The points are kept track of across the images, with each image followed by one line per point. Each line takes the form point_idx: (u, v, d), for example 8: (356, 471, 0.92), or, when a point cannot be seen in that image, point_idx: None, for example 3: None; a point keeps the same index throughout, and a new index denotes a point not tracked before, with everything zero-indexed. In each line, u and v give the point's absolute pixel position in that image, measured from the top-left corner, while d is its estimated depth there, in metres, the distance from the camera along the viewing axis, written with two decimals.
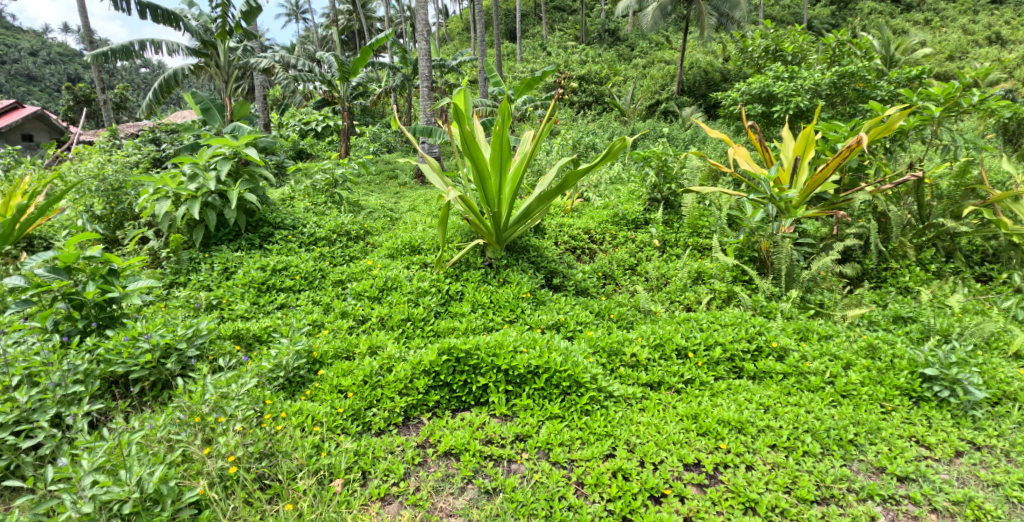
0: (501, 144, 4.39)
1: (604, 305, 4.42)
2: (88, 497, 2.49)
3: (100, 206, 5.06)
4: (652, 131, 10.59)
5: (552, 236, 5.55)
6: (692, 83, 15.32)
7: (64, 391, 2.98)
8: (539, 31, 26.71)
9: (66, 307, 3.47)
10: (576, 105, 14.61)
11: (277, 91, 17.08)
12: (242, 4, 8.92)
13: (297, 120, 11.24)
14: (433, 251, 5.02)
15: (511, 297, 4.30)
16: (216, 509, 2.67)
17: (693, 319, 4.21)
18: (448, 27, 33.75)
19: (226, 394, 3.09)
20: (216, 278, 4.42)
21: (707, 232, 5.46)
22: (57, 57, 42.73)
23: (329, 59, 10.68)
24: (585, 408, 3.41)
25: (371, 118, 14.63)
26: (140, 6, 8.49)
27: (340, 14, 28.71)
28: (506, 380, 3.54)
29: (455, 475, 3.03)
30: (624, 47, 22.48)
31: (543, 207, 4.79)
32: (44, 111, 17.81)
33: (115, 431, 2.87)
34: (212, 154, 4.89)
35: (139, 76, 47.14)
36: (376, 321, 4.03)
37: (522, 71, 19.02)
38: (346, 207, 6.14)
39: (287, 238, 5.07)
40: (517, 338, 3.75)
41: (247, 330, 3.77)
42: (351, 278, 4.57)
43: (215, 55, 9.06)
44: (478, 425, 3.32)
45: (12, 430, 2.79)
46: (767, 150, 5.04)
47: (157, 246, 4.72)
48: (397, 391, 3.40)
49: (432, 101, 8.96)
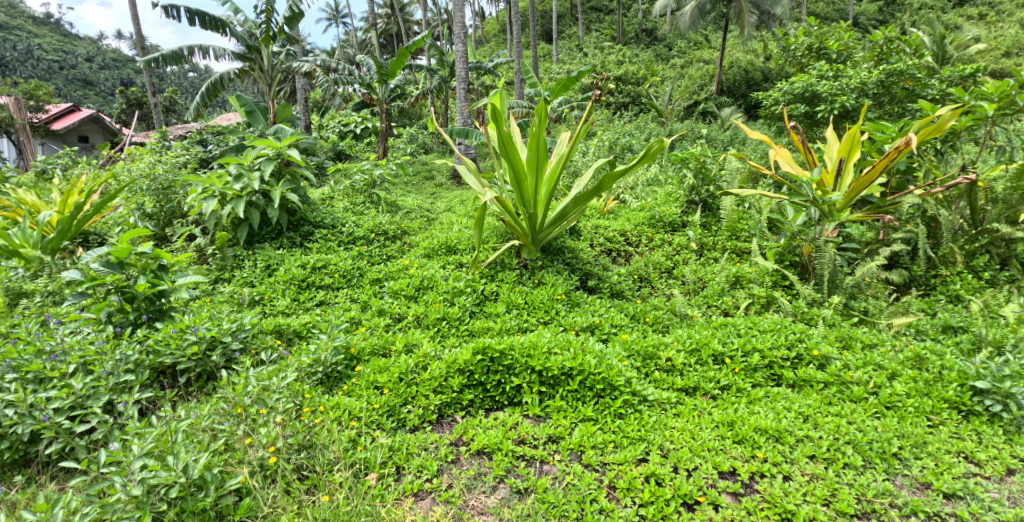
0: (539, 145, 4.40)
1: (639, 308, 4.37)
2: (138, 480, 2.55)
3: (151, 205, 5.31)
4: (691, 132, 10.45)
5: (587, 238, 5.49)
6: (732, 82, 15.02)
7: (116, 379, 3.12)
8: (575, 32, 26.74)
9: (119, 300, 3.62)
10: (613, 106, 14.59)
11: (315, 93, 17.46)
12: (285, 9, 9.18)
13: (336, 122, 11.54)
14: (469, 251, 5.04)
15: (546, 299, 4.30)
16: (256, 497, 2.72)
17: (730, 324, 4.13)
18: (484, 31, 34.10)
19: (268, 386, 3.17)
20: (259, 274, 4.54)
21: (746, 235, 5.37)
22: (112, 62, 45.02)
23: (368, 63, 10.90)
24: (619, 412, 3.39)
25: (408, 120, 14.84)
26: (190, 14, 8.84)
27: (378, 16, 29.29)
28: (541, 381, 3.55)
29: (488, 473, 3.05)
30: (661, 47, 22.28)
31: (579, 209, 4.77)
32: (100, 114, 19.03)
33: (163, 419, 2.94)
34: (257, 155, 5.06)
35: (187, 81, 49.22)
36: (412, 319, 4.08)
37: (559, 72, 19.10)
38: (384, 207, 6.22)
39: (327, 237, 5.17)
40: (552, 339, 3.76)
41: (288, 326, 3.87)
42: (388, 277, 4.64)
43: (259, 59, 9.41)
44: (511, 425, 3.34)
45: (68, 415, 2.96)
46: (810, 151, 4.90)
47: (204, 243, 4.92)
48: (431, 389, 3.45)
49: (468, 103, 9.05)
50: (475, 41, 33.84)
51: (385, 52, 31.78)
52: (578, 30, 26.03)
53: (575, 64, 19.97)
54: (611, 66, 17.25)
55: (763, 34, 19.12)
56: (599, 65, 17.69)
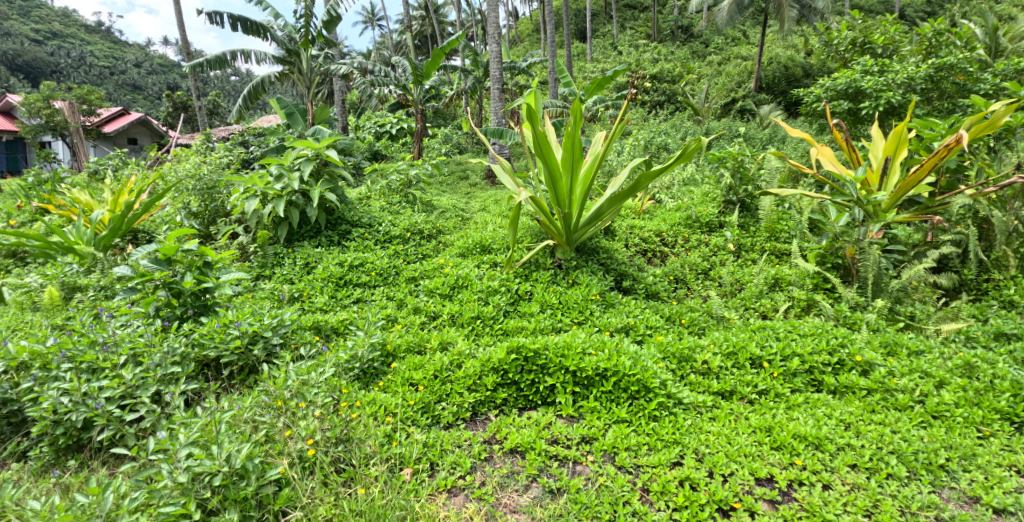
0: (575, 145, 4.39)
1: (675, 309, 4.32)
2: (183, 467, 2.63)
3: (196, 204, 5.48)
4: (728, 131, 10.25)
5: (622, 238, 5.45)
6: (772, 79, 14.69)
7: (164, 371, 3.24)
8: (609, 31, 26.58)
9: (166, 295, 3.76)
10: (648, 105, 14.43)
11: (352, 95, 17.80)
12: (323, 13, 9.38)
13: (372, 124, 11.74)
14: (504, 251, 5.05)
15: (581, 299, 4.29)
16: (296, 488, 2.78)
17: (768, 327, 4.04)
18: (518, 30, 34.22)
19: (307, 381, 3.24)
20: (298, 272, 4.64)
21: (786, 236, 5.25)
22: (158, 68, 46.75)
23: (404, 64, 11.04)
24: (653, 414, 3.36)
25: (443, 120, 14.97)
26: (232, 19, 9.12)
27: (413, 18, 29.68)
28: (574, 382, 3.54)
29: (521, 472, 3.06)
30: (697, 44, 21.96)
31: (615, 209, 4.74)
32: (148, 117, 19.83)
33: (207, 410, 3.03)
34: (297, 156, 5.20)
35: (230, 84, 50.75)
36: (447, 318, 4.12)
37: (593, 71, 19.01)
38: (419, 207, 6.30)
39: (364, 236, 5.26)
40: (586, 339, 3.74)
41: (326, 322, 3.95)
42: (424, 276, 4.70)
43: (298, 62, 9.64)
44: (545, 424, 3.34)
45: (118, 403, 3.08)
46: (854, 148, 4.79)
47: (246, 241, 5.06)
48: (466, 387, 3.47)
49: (502, 103, 9.08)
50: (509, 41, 33.93)
51: (420, 53, 32.17)
52: (612, 29, 25.88)
53: (609, 63, 19.83)
54: (646, 65, 17.07)
55: (804, 29, 18.65)
56: (634, 63, 17.54)
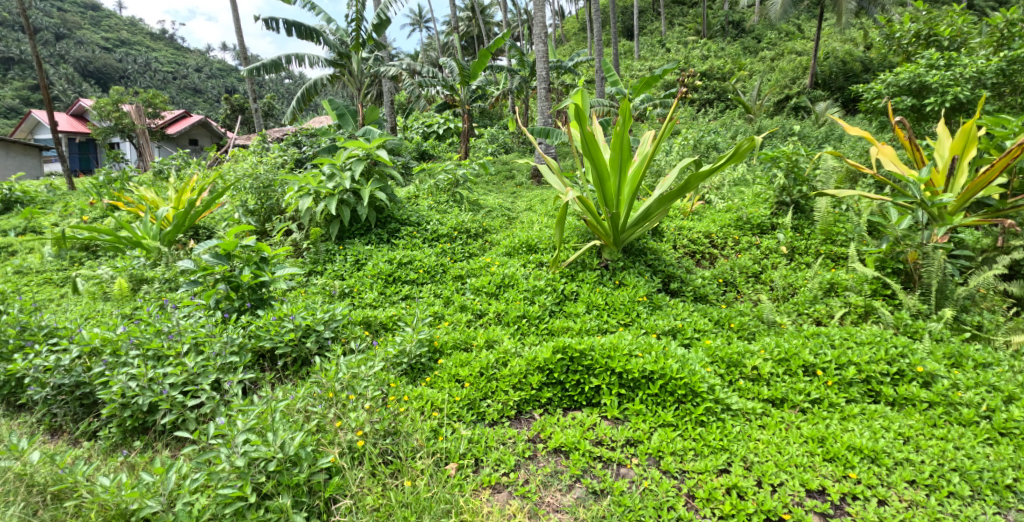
0: (623, 145, 4.37)
1: (724, 313, 4.22)
2: (240, 453, 2.74)
3: (253, 202, 5.70)
4: (782, 129, 9.96)
5: (670, 239, 5.37)
6: (828, 75, 14.17)
7: (223, 360, 3.39)
8: (657, 28, 26.22)
9: (226, 288, 3.94)
10: (697, 103, 14.17)
11: (400, 96, 18.14)
12: (373, 17, 9.60)
13: (420, 124, 11.94)
14: (550, 251, 5.06)
15: (627, 300, 4.25)
16: (345, 477, 2.86)
17: (823, 334, 3.90)
18: (564, 30, 34.14)
19: (357, 374, 3.33)
20: (349, 268, 4.77)
21: (843, 239, 5.07)
22: (218, 72, 48.80)
23: (451, 65, 11.19)
24: (700, 419, 3.30)
25: (489, 121, 15.08)
26: (287, 25, 9.44)
27: (460, 20, 30.02)
28: (620, 383, 3.51)
29: (564, 472, 3.06)
30: (749, 40, 21.40)
31: (663, 209, 4.69)
32: (207, 119, 20.74)
33: (263, 399, 3.15)
34: (349, 155, 5.36)
35: (284, 87, 52.50)
36: (493, 316, 4.15)
37: (640, 70, 18.79)
38: (466, 206, 6.37)
39: (412, 234, 5.36)
40: (633, 341, 3.70)
41: (375, 317, 4.05)
42: (470, 274, 4.75)
43: (349, 65, 9.90)
44: (589, 425, 3.32)
45: (181, 389, 3.23)
46: (918, 148, 4.54)
47: (300, 238, 5.24)
48: (511, 385, 3.50)
49: (549, 103, 9.08)
50: (555, 40, 33.87)
51: (467, 53, 32.49)
52: (660, 26, 25.50)
53: (657, 61, 19.56)
54: (695, 62, 16.72)
55: (864, 22, 17.93)
56: (683, 61, 17.24)
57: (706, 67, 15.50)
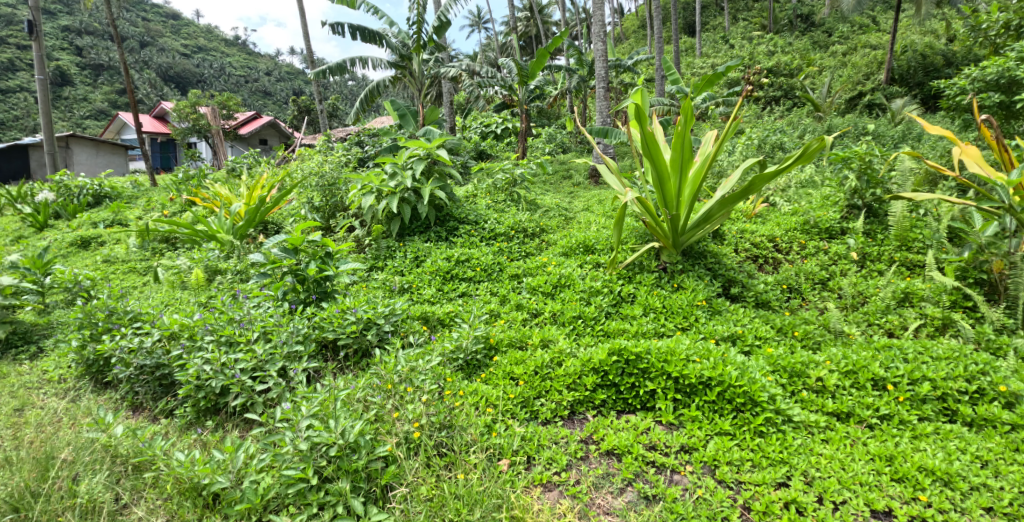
0: (684, 145, 4.33)
1: (787, 320, 4.08)
2: (304, 437, 2.87)
3: (319, 199, 5.93)
4: (854, 128, 9.50)
5: (731, 243, 5.23)
6: (906, 70, 13.40)
7: (289, 349, 3.55)
8: (721, 24, 25.53)
9: (292, 281, 4.12)
10: (762, 102, 13.71)
11: (459, 97, 18.41)
12: (433, 19, 9.79)
13: (479, 124, 12.09)
14: (607, 252, 5.03)
15: (686, 304, 4.17)
16: (402, 467, 2.93)
17: (895, 346, 3.70)
18: (623, 28, 33.76)
19: (415, 367, 3.42)
20: (408, 264, 4.89)
21: (920, 246, 4.80)
22: (286, 75, 50.94)
23: (510, 65, 11.27)
24: (759, 429, 3.20)
25: (546, 120, 15.10)
26: (352, 29, 9.76)
27: (518, 20, 30.19)
28: (676, 388, 3.45)
29: (616, 474, 3.03)
30: (819, 33, 20.53)
31: (726, 211, 4.58)
32: (276, 120, 21.69)
33: (326, 387, 3.28)
34: (410, 155, 5.50)
35: (347, 89, 54.24)
36: (548, 316, 4.16)
37: (702, 67, 18.35)
38: (523, 205, 6.41)
39: (470, 233, 5.45)
40: (690, 346, 3.63)
41: (434, 313, 4.14)
42: (527, 273, 4.78)
43: (411, 67, 10.14)
44: (643, 429, 3.28)
45: (251, 375, 3.41)
46: (1007, 148, 4.23)
47: (362, 234, 5.41)
48: (565, 385, 3.50)
49: (607, 102, 9.01)
50: (614, 38, 33.54)
51: (525, 53, 32.63)
52: (724, 22, 24.82)
53: (720, 58, 19.05)
54: (760, 58, 16.18)
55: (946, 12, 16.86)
56: (747, 57, 16.72)
57: (773, 64, 14.97)
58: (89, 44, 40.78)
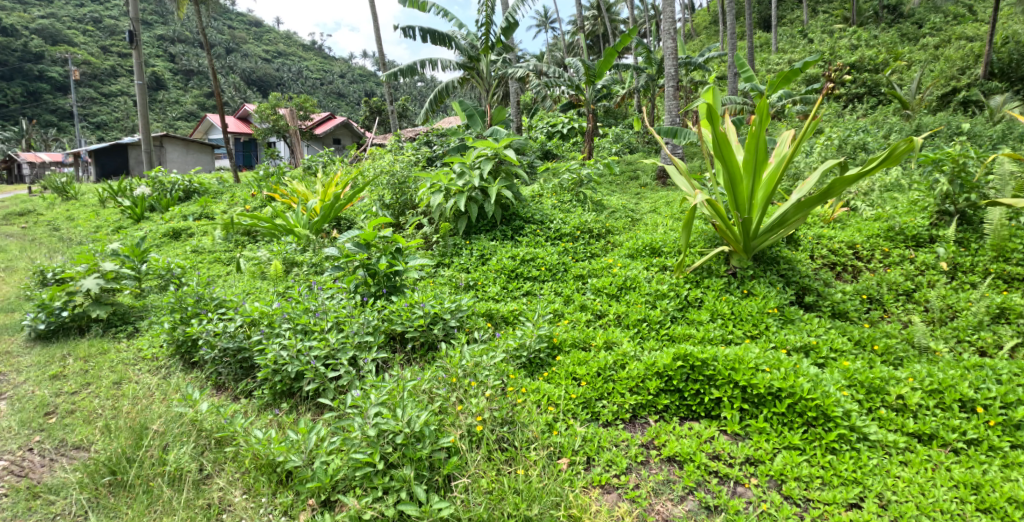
0: (758, 146, 4.23)
1: (866, 333, 3.88)
2: (372, 424, 2.98)
3: (390, 197, 6.14)
4: (946, 127, 8.87)
5: (807, 249, 5.02)
6: (1008, 63, 12.36)
7: (360, 339, 3.70)
8: (799, 18, 24.45)
9: (364, 275, 4.29)
10: (843, 100, 13.03)
11: (525, 97, 18.52)
12: (501, 20, 9.91)
13: (545, 125, 12.12)
14: (674, 255, 4.94)
15: (756, 311, 4.04)
16: (464, 458, 3.00)
17: (987, 366, 3.44)
18: (694, 25, 32.94)
19: (480, 363, 3.49)
20: (474, 262, 4.99)
21: (1020, 257, 4.44)
22: (359, 77, 52.84)
23: (577, 65, 11.23)
24: (831, 446, 3.06)
25: (613, 120, 14.95)
26: (423, 32, 10.02)
27: (586, 19, 30.04)
28: (743, 398, 3.36)
29: (676, 482, 2.98)
30: (908, 25, 19.28)
31: (801, 216, 4.42)
32: (349, 120, 22.55)
33: (394, 378, 3.39)
34: (478, 155, 5.59)
35: (416, 89, 55.65)
36: (612, 317, 4.14)
37: (778, 64, 17.64)
38: (589, 206, 6.39)
39: (536, 232, 5.49)
40: (760, 355, 3.51)
41: (498, 310, 4.20)
42: (591, 274, 4.77)
43: (479, 68, 10.30)
44: (707, 438, 3.21)
45: (324, 362, 3.57)
46: None
47: (430, 231, 5.56)
48: (628, 389, 3.47)
49: (677, 102, 8.82)
50: (684, 35, 32.73)
51: (592, 52, 32.42)
52: (802, 16, 23.75)
53: (798, 54, 18.24)
54: (842, 53, 15.34)
55: None
56: (828, 52, 15.92)
57: (856, 58, 14.16)
58: (182, 51, 43.82)
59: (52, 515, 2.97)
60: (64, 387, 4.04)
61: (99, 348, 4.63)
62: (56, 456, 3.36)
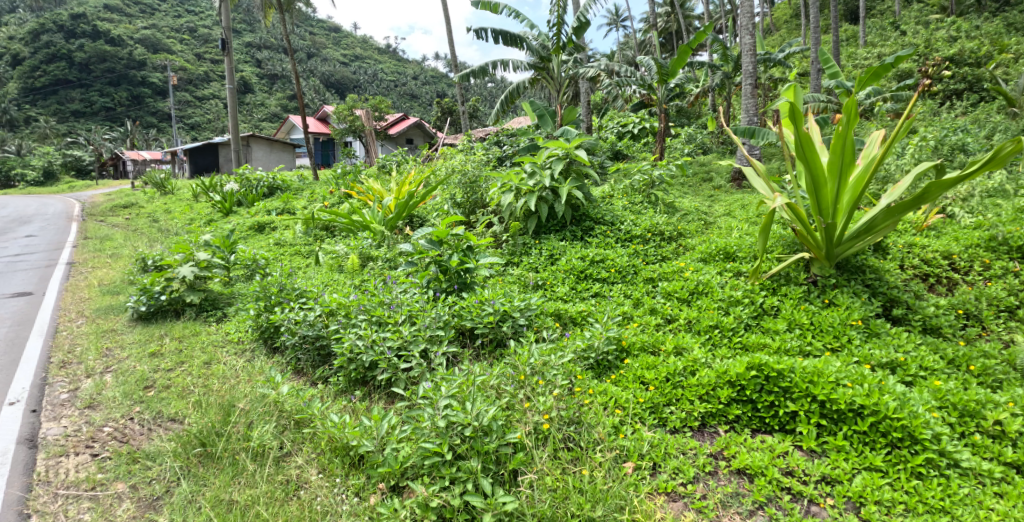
0: (845, 146, 4.04)
1: (961, 352, 3.61)
2: (442, 415, 3.05)
3: (461, 195, 6.27)
4: None
5: (896, 258, 4.73)
6: None
7: (432, 332, 3.81)
8: (890, 10, 22.99)
9: (436, 271, 4.42)
10: (940, 96, 12.14)
11: (595, 97, 18.39)
12: (573, 20, 9.89)
13: (616, 125, 11.99)
14: (750, 260, 4.78)
15: (838, 322, 3.85)
16: (530, 454, 3.03)
17: None
18: (775, 20, 31.61)
19: (548, 361, 3.52)
20: (543, 261, 5.02)
21: None
22: (431, 77, 54.12)
23: (650, 64, 11.04)
24: (918, 470, 2.87)
25: (686, 120, 14.59)
26: (495, 33, 10.16)
27: (659, 16, 29.45)
28: (821, 413, 3.21)
29: (746, 496, 2.89)
30: (1017, 13, 17.72)
31: (892, 222, 4.17)
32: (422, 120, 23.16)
33: (463, 372, 3.47)
34: (549, 155, 5.61)
35: (486, 90, 56.39)
36: (683, 323, 4.06)
37: (866, 59, 16.65)
38: (661, 207, 6.28)
39: (606, 233, 5.46)
40: (841, 370, 3.35)
41: (566, 311, 4.22)
42: (662, 277, 4.70)
43: (550, 68, 10.32)
44: (780, 452, 3.09)
45: (396, 353, 3.69)
46: None
47: (500, 230, 5.64)
48: (698, 396, 3.40)
49: (755, 102, 8.51)
50: (764, 31, 31.40)
51: (665, 50, 31.74)
52: (894, 7, 22.30)
53: (889, 47, 17.15)
54: (940, 46, 14.27)
55: None
56: (923, 46, 14.87)
57: (955, 51, 13.12)
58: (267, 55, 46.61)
59: (149, 479, 3.20)
60: (161, 364, 4.38)
61: (191, 330, 4.99)
62: (154, 426, 3.64)
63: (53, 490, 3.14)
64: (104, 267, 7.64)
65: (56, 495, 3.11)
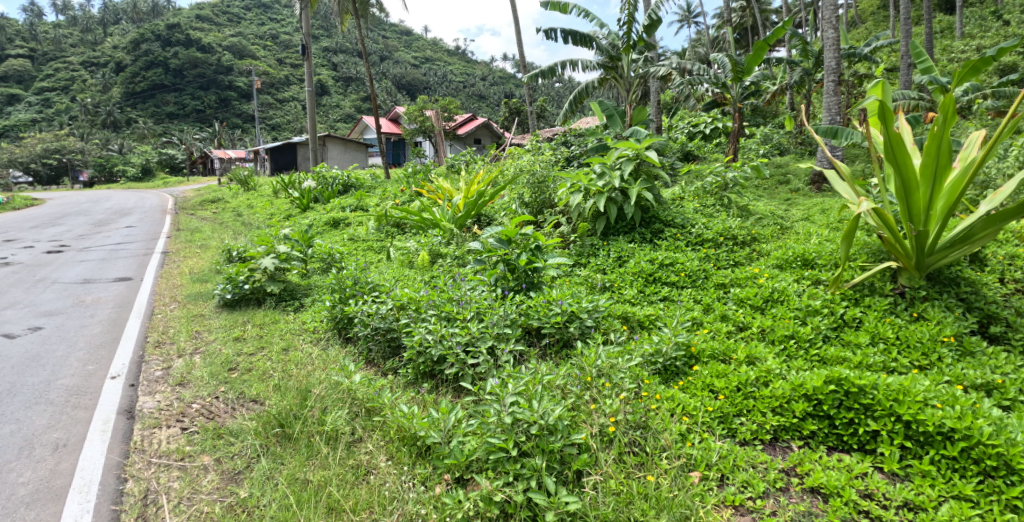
0: (940, 148, 3.82)
1: None
2: (509, 411, 3.09)
3: (529, 196, 6.32)
4: None
5: (996, 270, 4.38)
6: None
7: (499, 330, 3.86)
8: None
9: (504, 270, 4.49)
10: None
11: (665, 96, 18.02)
12: (644, 18, 9.72)
13: (687, 125, 11.70)
14: (830, 268, 4.56)
15: (927, 338, 3.61)
16: (595, 456, 3.02)
17: None
18: (861, 13, 29.87)
19: (615, 364, 3.49)
20: (611, 263, 4.99)
21: None
22: (499, 78, 54.68)
23: (724, 61, 10.69)
24: (1015, 504, 2.64)
25: (762, 119, 14.04)
26: (564, 33, 10.14)
27: (734, 11, 28.50)
28: (906, 434, 3.01)
29: (819, 515, 2.74)
30: None
31: (992, 231, 3.88)
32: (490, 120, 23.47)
33: (530, 370, 3.50)
34: (619, 156, 5.56)
35: (553, 90, 56.38)
36: (756, 331, 3.92)
37: (965, 52, 15.45)
38: (734, 211, 6.09)
39: (676, 236, 5.36)
40: (930, 389, 3.13)
41: (634, 314, 4.17)
42: (734, 283, 4.57)
43: (620, 68, 10.20)
44: (858, 473, 2.93)
45: (464, 348, 3.77)
46: None
47: (567, 230, 5.65)
48: (770, 408, 3.28)
49: (838, 101, 8.08)
50: (848, 24, 29.75)
51: (739, 47, 30.68)
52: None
53: (991, 39, 15.85)
54: None
55: None
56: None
57: None
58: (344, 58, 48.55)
59: (232, 453, 3.40)
60: (244, 349, 4.66)
61: (271, 318, 5.28)
62: (237, 405, 3.88)
63: (148, 458, 3.40)
64: (194, 256, 8.22)
65: (150, 463, 3.36)
